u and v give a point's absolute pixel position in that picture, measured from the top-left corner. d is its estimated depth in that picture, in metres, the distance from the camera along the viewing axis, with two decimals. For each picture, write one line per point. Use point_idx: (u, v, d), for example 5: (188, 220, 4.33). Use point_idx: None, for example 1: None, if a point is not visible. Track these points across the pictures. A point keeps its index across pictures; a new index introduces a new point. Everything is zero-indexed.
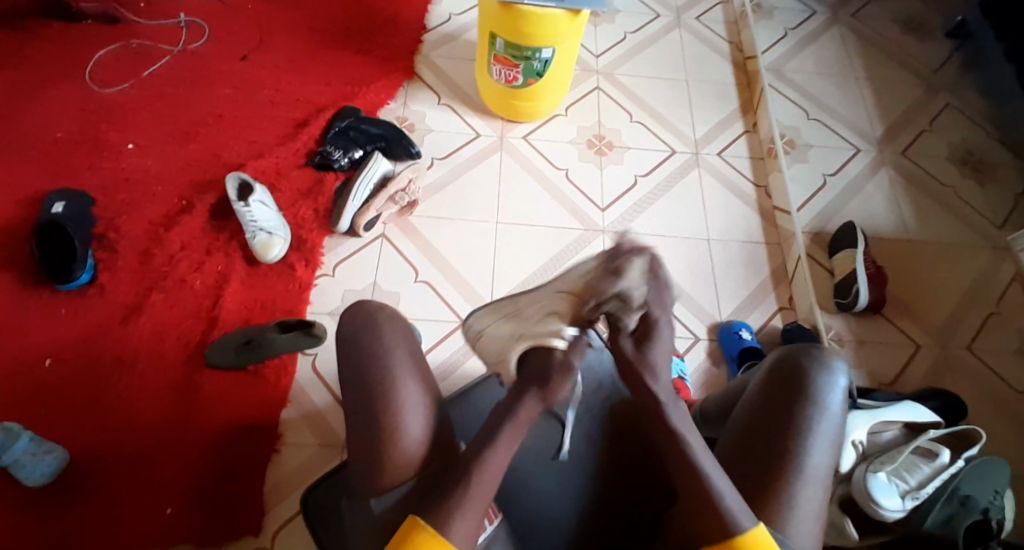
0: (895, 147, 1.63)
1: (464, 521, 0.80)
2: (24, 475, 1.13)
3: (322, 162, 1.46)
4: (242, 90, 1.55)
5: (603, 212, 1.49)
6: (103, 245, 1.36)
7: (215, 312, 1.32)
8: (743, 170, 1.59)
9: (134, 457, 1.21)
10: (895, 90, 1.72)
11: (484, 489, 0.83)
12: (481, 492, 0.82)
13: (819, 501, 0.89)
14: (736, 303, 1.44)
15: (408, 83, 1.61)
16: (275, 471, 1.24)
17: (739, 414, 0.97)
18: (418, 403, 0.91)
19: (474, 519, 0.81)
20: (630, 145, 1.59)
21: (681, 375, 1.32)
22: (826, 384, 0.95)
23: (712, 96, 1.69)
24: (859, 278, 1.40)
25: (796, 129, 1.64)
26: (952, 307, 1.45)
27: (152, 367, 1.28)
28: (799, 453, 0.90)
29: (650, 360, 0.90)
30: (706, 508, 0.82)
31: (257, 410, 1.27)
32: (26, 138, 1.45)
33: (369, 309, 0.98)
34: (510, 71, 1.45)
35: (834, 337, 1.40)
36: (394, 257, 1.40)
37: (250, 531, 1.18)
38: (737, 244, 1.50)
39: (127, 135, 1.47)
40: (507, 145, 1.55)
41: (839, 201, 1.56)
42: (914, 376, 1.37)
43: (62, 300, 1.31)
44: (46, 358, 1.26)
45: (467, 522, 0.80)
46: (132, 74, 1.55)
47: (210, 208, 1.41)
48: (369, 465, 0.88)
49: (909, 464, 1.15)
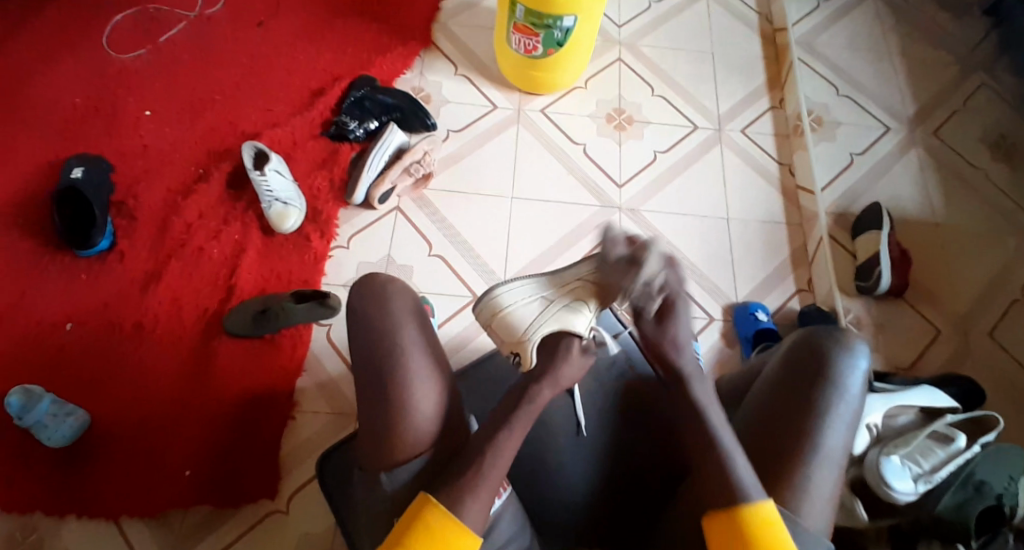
0: (926, 126, 1.58)
1: (473, 497, 0.81)
2: (45, 437, 1.16)
3: (337, 132, 1.45)
4: (258, 57, 1.53)
5: (621, 189, 1.47)
6: (121, 212, 1.37)
7: (231, 282, 1.33)
8: (767, 147, 1.56)
9: (153, 421, 1.23)
10: (928, 67, 1.66)
11: (496, 466, 0.83)
12: (494, 467, 0.83)
13: (834, 482, 0.88)
14: (753, 284, 1.42)
15: (425, 52, 1.58)
16: (291, 438, 1.26)
17: (755, 396, 0.97)
18: (427, 378, 0.91)
19: (485, 500, 0.81)
20: (651, 120, 1.55)
21: (694, 355, 1.32)
22: (845, 366, 0.93)
23: (738, 70, 1.64)
24: (881, 261, 1.37)
25: (824, 106, 1.59)
26: (976, 292, 1.42)
27: (169, 334, 1.30)
28: (815, 434, 0.89)
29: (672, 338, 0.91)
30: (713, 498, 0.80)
31: (272, 378, 1.29)
32: (45, 103, 1.45)
33: (377, 282, 0.97)
34: (529, 40, 1.42)
35: (853, 320, 1.38)
36: (409, 230, 1.40)
37: (266, 494, 1.21)
38: (757, 224, 1.47)
39: (145, 102, 1.47)
40: (524, 118, 1.52)
41: (865, 181, 1.52)
42: (934, 360, 1.35)
43: (82, 266, 1.33)
44: (67, 323, 1.28)
45: (478, 499, 0.81)
46: (148, 40, 1.54)
47: (227, 177, 1.41)
48: (378, 439, 0.89)
49: (923, 448, 1.14)
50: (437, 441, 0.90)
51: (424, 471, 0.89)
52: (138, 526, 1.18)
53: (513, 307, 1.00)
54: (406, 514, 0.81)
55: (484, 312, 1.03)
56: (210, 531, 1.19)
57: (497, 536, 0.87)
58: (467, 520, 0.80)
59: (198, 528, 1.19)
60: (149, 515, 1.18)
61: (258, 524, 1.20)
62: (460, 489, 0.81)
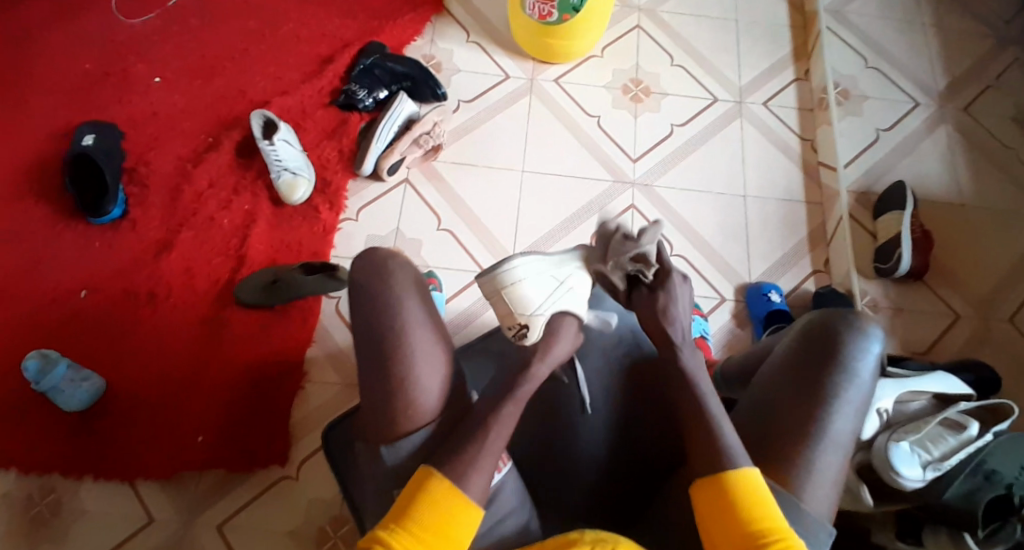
0: (958, 102, 1.52)
1: (473, 467, 0.79)
2: (63, 400, 1.18)
3: (346, 102, 1.43)
4: (268, 23, 1.52)
5: (635, 163, 1.44)
6: (132, 179, 1.37)
7: (242, 251, 1.33)
8: (789, 121, 1.51)
9: (167, 386, 1.24)
10: (964, 39, 1.58)
11: (496, 438, 0.81)
12: (496, 439, 0.81)
13: (839, 468, 0.84)
14: (767, 264, 1.39)
15: (436, 18, 1.55)
16: (300, 408, 1.26)
17: (762, 377, 0.92)
18: (431, 354, 0.88)
19: (487, 472, 0.79)
20: (669, 91, 1.51)
21: (704, 335, 1.29)
22: (858, 349, 0.88)
23: (762, 39, 1.58)
24: (903, 242, 1.32)
25: (852, 78, 1.53)
26: (1000, 277, 1.37)
27: (182, 301, 1.30)
28: (822, 418, 0.84)
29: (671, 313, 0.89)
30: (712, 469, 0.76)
31: (284, 347, 1.28)
32: (57, 69, 1.45)
33: (380, 256, 0.93)
34: (544, 5, 1.37)
35: (869, 303, 1.35)
36: (417, 203, 1.39)
37: (277, 460, 1.21)
38: (775, 202, 1.44)
39: (155, 69, 1.47)
40: (537, 88, 1.49)
41: (891, 157, 1.46)
42: (951, 345, 1.32)
43: (95, 233, 1.33)
44: (81, 289, 1.29)
45: (480, 470, 0.79)
46: (158, 4, 1.53)
47: (236, 146, 1.41)
48: (379, 413, 0.85)
49: (934, 435, 1.06)
50: (443, 414, 0.87)
51: (427, 442, 0.86)
52: (153, 487, 1.19)
53: (521, 280, 0.93)
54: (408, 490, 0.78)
55: (486, 283, 0.96)
56: (222, 495, 1.20)
57: (495, 509, 0.83)
58: (469, 492, 0.77)
59: (212, 491, 1.20)
60: (164, 477, 1.19)
61: (268, 490, 1.20)
62: (466, 463, 0.79)
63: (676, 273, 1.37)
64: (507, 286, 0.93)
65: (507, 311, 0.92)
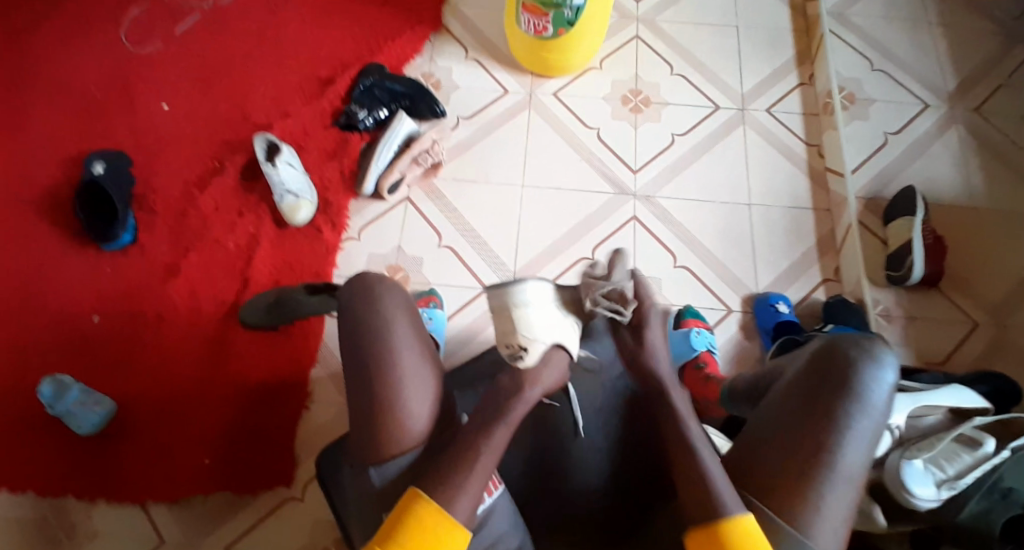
0: (969, 102, 1.48)
1: (463, 490, 0.79)
2: (76, 424, 1.20)
3: (347, 122, 1.45)
4: (270, 47, 1.54)
5: (636, 174, 1.43)
6: (141, 206, 1.41)
7: (247, 274, 1.35)
8: (794, 127, 1.48)
9: (174, 409, 1.26)
10: (974, 37, 1.54)
11: (485, 461, 0.81)
12: (486, 462, 0.81)
13: (849, 502, 0.81)
14: (774, 274, 1.36)
15: (435, 36, 1.57)
16: (305, 428, 1.28)
17: (770, 403, 0.88)
18: (419, 379, 0.89)
19: (475, 495, 0.79)
20: (669, 101, 1.50)
21: (710, 348, 1.27)
22: (871, 378, 0.85)
23: (764, 45, 1.56)
24: (914, 249, 1.28)
25: (858, 81, 1.50)
26: (1019, 282, 1.32)
27: (191, 324, 1.32)
28: (832, 450, 0.81)
29: (650, 345, 0.91)
30: (712, 513, 0.75)
31: (286, 368, 1.30)
32: (69, 100, 1.50)
33: (369, 280, 0.95)
34: (539, 20, 1.37)
35: (881, 312, 1.31)
36: (419, 221, 1.39)
37: (281, 481, 1.23)
38: (781, 210, 1.41)
39: (162, 96, 1.50)
40: (536, 102, 1.50)
41: (900, 162, 1.43)
42: (969, 355, 1.27)
43: (106, 259, 1.37)
44: (93, 315, 1.33)
45: (468, 494, 0.79)
46: (164, 32, 1.57)
47: (241, 169, 1.43)
48: (367, 437, 0.87)
49: (948, 452, 1.02)
50: (429, 438, 0.88)
51: (413, 465, 0.86)
52: (163, 509, 1.22)
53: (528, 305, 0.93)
54: (396, 512, 0.79)
55: (495, 298, 0.96)
56: (229, 517, 1.21)
57: (485, 534, 0.83)
58: (457, 514, 0.78)
59: (218, 513, 1.22)
60: (173, 499, 1.22)
61: (275, 510, 1.22)
62: (450, 484, 0.79)
63: (680, 285, 1.35)
64: (515, 308, 0.93)
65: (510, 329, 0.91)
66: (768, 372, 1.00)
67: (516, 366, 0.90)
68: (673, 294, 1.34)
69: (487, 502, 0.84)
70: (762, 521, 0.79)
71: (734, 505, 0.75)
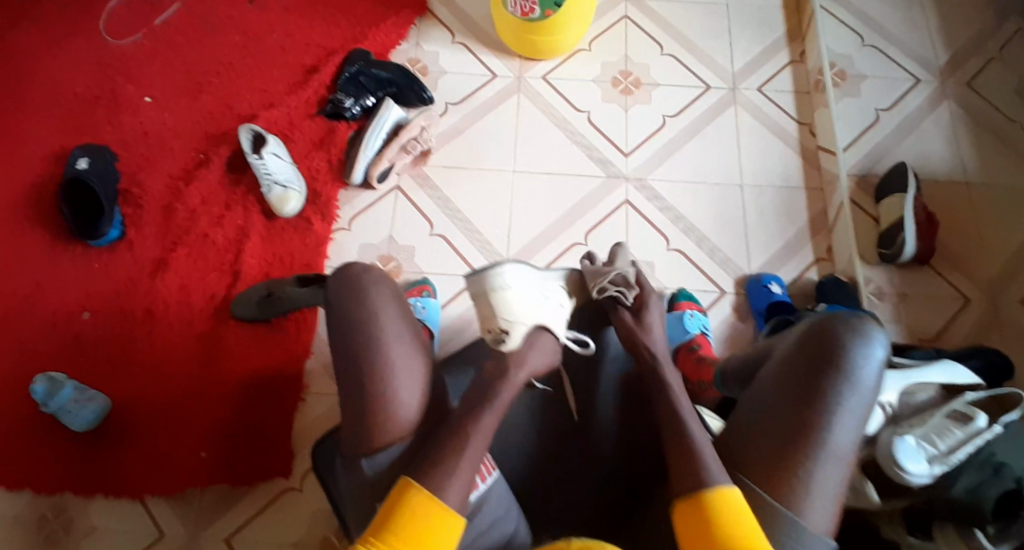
0: (960, 76, 1.47)
1: (454, 475, 0.78)
2: (69, 421, 1.20)
3: (333, 111, 1.42)
4: (253, 35, 1.52)
5: (627, 157, 1.42)
6: (127, 200, 1.39)
7: (237, 267, 1.34)
8: (785, 106, 1.47)
9: (167, 405, 1.25)
10: (965, 10, 1.53)
11: (474, 447, 0.81)
12: (473, 452, 0.81)
13: (840, 480, 0.81)
14: (767, 254, 1.36)
15: (421, 20, 1.55)
16: (299, 420, 1.27)
17: (761, 383, 0.88)
18: (410, 369, 0.89)
19: (466, 479, 0.79)
20: (659, 81, 1.49)
21: (703, 330, 1.27)
22: (860, 355, 0.84)
23: (754, 23, 1.55)
24: (907, 226, 1.28)
25: (848, 57, 1.49)
26: (1011, 257, 1.33)
27: (181, 319, 1.31)
28: (821, 430, 0.81)
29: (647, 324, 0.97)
30: (695, 494, 0.76)
31: (279, 360, 1.29)
32: (49, 94, 1.47)
33: (355, 272, 0.94)
34: (526, 2, 1.35)
35: (874, 290, 1.31)
36: (409, 209, 1.38)
37: (278, 473, 1.22)
38: (773, 189, 1.40)
39: (144, 88, 1.48)
40: (525, 86, 1.48)
41: (892, 138, 1.42)
42: (960, 330, 1.28)
43: (93, 256, 1.35)
44: (82, 312, 1.31)
45: (461, 477, 0.79)
46: (145, 23, 1.54)
47: (227, 161, 1.41)
48: (361, 430, 0.86)
49: (940, 428, 1.01)
50: (420, 427, 0.87)
51: (403, 455, 0.86)
52: (159, 505, 1.21)
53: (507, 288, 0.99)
54: (386, 504, 0.78)
55: (474, 285, 1.02)
56: (226, 510, 1.21)
57: (478, 520, 0.83)
58: (449, 501, 0.77)
59: (215, 507, 1.21)
60: (169, 494, 1.21)
61: (273, 501, 1.22)
62: (444, 475, 0.79)
63: (672, 268, 1.34)
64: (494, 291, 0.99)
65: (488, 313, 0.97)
66: (761, 349, 0.99)
67: (500, 350, 0.92)
68: (666, 278, 1.34)
69: (480, 489, 0.84)
70: (755, 502, 0.80)
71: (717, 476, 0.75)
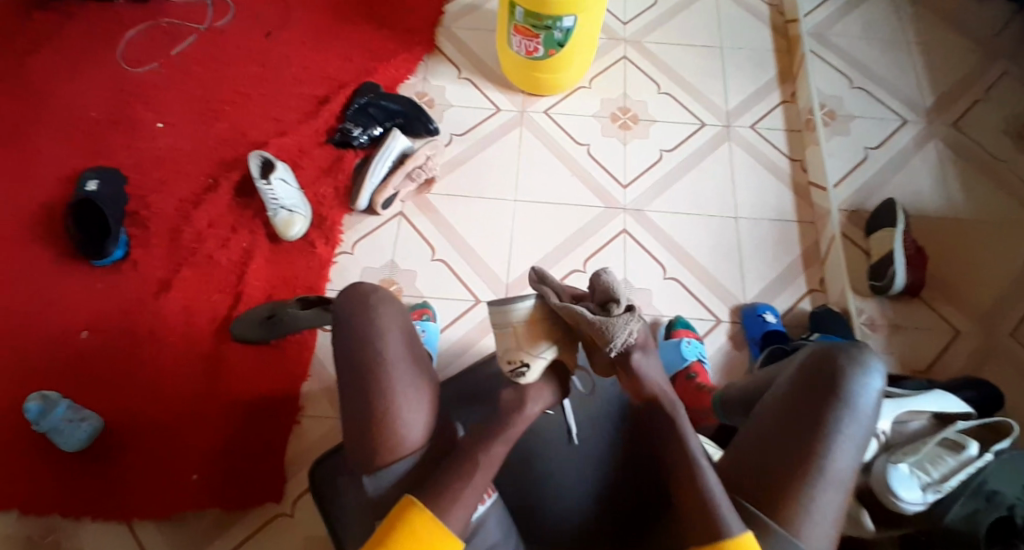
0: (946, 118, 1.53)
1: (458, 501, 0.79)
2: (62, 440, 1.19)
3: (342, 139, 1.47)
4: (266, 67, 1.57)
5: (626, 189, 1.46)
6: (135, 222, 1.41)
7: (240, 288, 1.35)
8: (778, 143, 1.53)
9: (164, 425, 1.25)
10: (949, 56, 1.61)
11: (481, 476, 0.81)
12: (483, 474, 0.82)
13: (840, 506, 0.82)
14: (762, 285, 1.39)
15: (429, 56, 1.61)
16: (297, 443, 1.27)
17: (761, 409, 0.89)
18: (414, 386, 0.89)
19: (469, 506, 0.80)
20: (657, 118, 1.54)
21: (700, 358, 1.28)
22: (858, 384, 0.85)
23: (748, 66, 1.62)
24: (897, 260, 1.31)
25: (838, 99, 1.56)
26: (999, 292, 1.36)
27: (183, 340, 1.32)
28: (822, 457, 0.82)
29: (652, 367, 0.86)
30: (709, 521, 0.77)
31: (278, 382, 1.30)
32: (64, 118, 1.51)
33: (363, 291, 0.96)
34: (529, 41, 1.41)
35: (866, 321, 1.34)
36: (412, 235, 1.41)
37: (272, 497, 1.21)
38: (767, 223, 1.44)
39: (158, 114, 1.52)
40: (527, 119, 1.53)
41: (881, 175, 1.47)
42: (952, 363, 1.30)
43: (99, 275, 1.36)
44: (84, 330, 1.32)
45: (463, 506, 0.79)
46: (161, 53, 1.59)
47: (235, 186, 1.45)
48: (363, 441, 0.87)
49: (933, 456, 1.02)
50: (427, 443, 0.88)
51: (410, 473, 0.87)
52: (152, 527, 1.20)
53: (531, 320, 0.89)
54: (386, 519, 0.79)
55: (496, 313, 0.91)
56: (220, 534, 1.20)
57: (479, 540, 0.84)
58: (452, 526, 0.78)
59: (208, 531, 1.20)
60: (162, 516, 1.20)
61: (267, 526, 1.20)
62: (446, 490, 0.79)
63: (670, 297, 1.37)
64: (515, 324, 0.89)
65: (511, 346, 0.88)
66: (761, 381, 1.00)
67: (518, 382, 0.88)
68: (664, 306, 1.36)
69: (481, 509, 0.84)
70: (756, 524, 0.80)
71: (733, 521, 0.77)
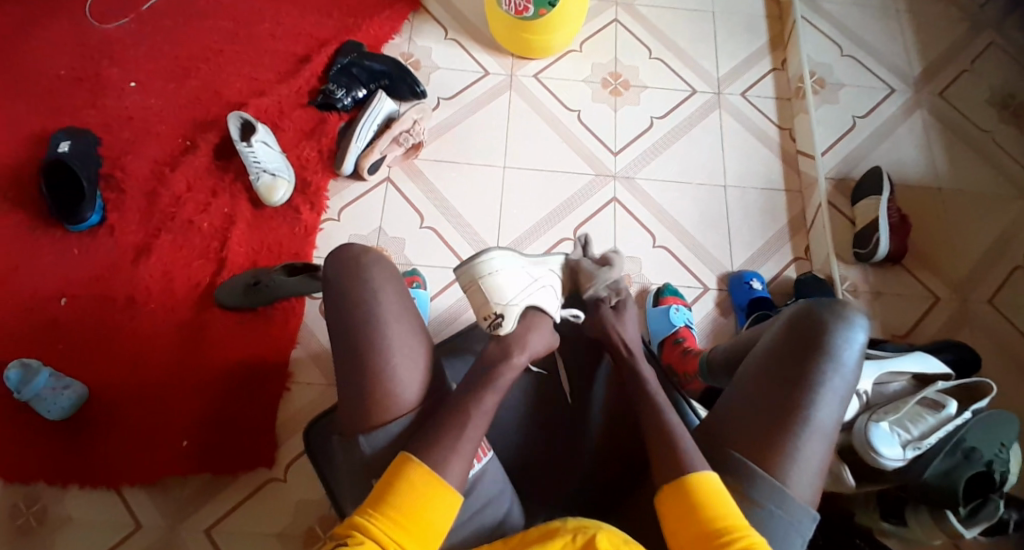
0: (933, 87, 1.54)
1: (450, 460, 0.79)
2: (46, 408, 1.16)
3: (324, 102, 1.43)
4: (243, 24, 1.51)
5: (616, 156, 1.45)
6: (110, 185, 1.36)
7: (222, 254, 1.32)
8: (766, 111, 1.52)
9: (148, 393, 1.23)
10: (937, 25, 1.61)
11: (471, 427, 0.81)
12: (474, 429, 0.82)
13: (823, 454, 0.83)
14: (749, 253, 1.39)
15: (414, 16, 1.56)
16: (283, 410, 1.25)
17: (748, 363, 0.89)
18: (407, 351, 0.87)
19: (463, 462, 0.80)
20: (648, 84, 1.53)
21: (688, 324, 1.29)
22: (843, 338, 0.86)
23: (740, 31, 1.60)
24: (880, 227, 1.33)
25: (827, 66, 1.56)
26: (976, 259, 1.39)
27: (164, 307, 1.28)
28: (807, 408, 0.83)
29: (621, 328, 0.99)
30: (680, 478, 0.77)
31: (262, 351, 1.27)
32: (31, 74, 1.44)
33: (354, 252, 0.93)
34: (520, 0, 1.38)
35: (849, 288, 1.36)
36: (399, 200, 1.39)
37: (262, 463, 1.20)
38: (755, 191, 1.45)
39: (129, 72, 1.46)
40: (516, 83, 1.50)
41: (866, 146, 1.48)
42: (931, 327, 1.33)
43: (73, 239, 1.32)
44: (61, 297, 1.28)
45: (459, 458, 0.79)
46: (132, 7, 1.52)
47: (214, 148, 1.40)
48: (357, 405, 0.86)
49: (913, 414, 1.01)
50: (419, 405, 0.87)
51: (402, 435, 0.85)
52: (139, 494, 1.18)
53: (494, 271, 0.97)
54: (409, 487, 0.77)
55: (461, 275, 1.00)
56: (207, 500, 1.19)
57: (475, 498, 0.84)
58: (449, 478, 0.78)
59: (196, 498, 1.19)
60: (149, 482, 1.18)
61: (257, 491, 1.20)
62: (440, 452, 0.79)
63: (659, 264, 1.37)
64: (482, 278, 0.97)
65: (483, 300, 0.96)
66: (746, 339, 1.00)
67: (497, 333, 0.94)
68: (652, 273, 1.36)
69: (475, 469, 0.84)
70: (742, 481, 0.81)
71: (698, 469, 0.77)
